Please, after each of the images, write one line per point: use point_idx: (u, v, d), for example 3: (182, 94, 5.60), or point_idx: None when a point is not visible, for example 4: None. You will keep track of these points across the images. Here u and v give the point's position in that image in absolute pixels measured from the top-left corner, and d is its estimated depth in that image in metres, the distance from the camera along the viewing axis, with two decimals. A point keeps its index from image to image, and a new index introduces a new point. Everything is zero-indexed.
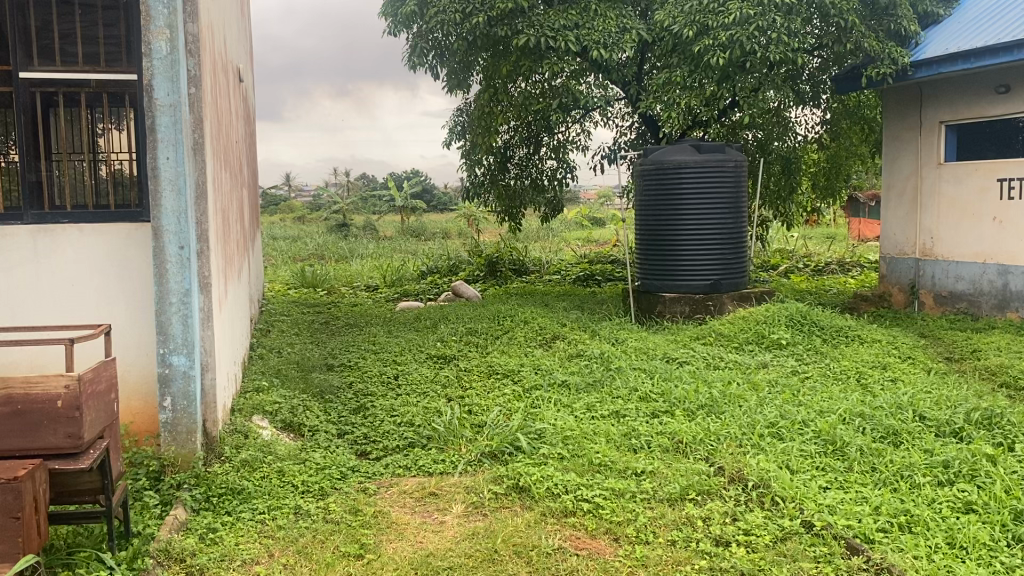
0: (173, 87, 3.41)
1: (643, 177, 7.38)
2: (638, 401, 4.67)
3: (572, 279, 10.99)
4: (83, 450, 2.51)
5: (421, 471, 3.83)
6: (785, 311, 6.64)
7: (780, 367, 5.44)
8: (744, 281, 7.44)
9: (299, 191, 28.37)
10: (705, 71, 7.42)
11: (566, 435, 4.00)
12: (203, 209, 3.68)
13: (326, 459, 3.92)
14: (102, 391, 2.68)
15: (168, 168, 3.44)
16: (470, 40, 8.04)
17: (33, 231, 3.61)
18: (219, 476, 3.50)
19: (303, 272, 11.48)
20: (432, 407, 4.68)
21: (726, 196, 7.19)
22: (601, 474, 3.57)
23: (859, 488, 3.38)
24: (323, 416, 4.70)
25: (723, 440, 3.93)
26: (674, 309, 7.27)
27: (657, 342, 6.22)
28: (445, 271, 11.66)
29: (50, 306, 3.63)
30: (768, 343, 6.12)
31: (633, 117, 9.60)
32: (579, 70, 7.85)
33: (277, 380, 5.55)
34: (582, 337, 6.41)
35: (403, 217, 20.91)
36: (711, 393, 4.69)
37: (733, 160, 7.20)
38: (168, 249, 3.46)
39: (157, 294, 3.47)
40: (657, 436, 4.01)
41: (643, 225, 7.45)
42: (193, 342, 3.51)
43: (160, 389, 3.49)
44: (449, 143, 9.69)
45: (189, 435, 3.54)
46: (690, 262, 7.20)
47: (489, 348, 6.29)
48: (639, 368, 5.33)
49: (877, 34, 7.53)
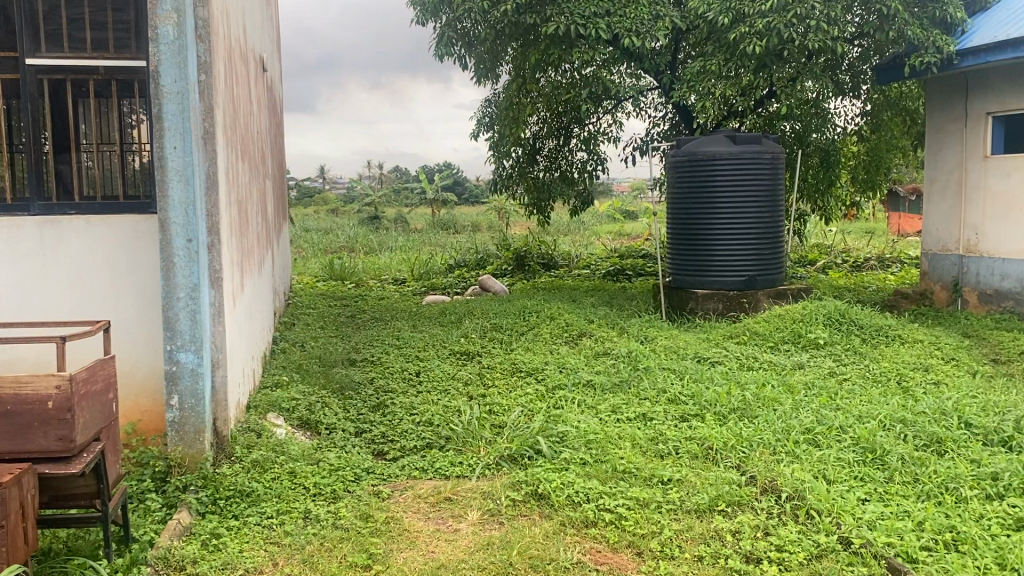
0: (180, 73, 3.28)
1: (674, 169, 7.16)
2: (667, 403, 4.48)
3: (602, 274, 10.79)
4: (76, 454, 2.39)
5: (438, 474, 3.68)
6: (822, 309, 6.39)
7: (817, 369, 5.22)
8: (780, 278, 7.19)
9: (333, 183, 28.47)
10: (741, 59, 7.20)
11: (590, 439, 3.83)
12: (213, 200, 3.55)
13: (340, 459, 3.78)
14: (99, 392, 2.57)
15: (176, 157, 3.32)
16: (499, 29, 7.87)
17: (39, 222, 3.51)
18: (227, 477, 3.38)
19: (331, 265, 11.41)
20: (452, 406, 4.53)
21: (762, 189, 6.94)
22: (625, 481, 3.39)
23: (900, 502, 3.15)
24: (341, 413, 4.57)
25: (755, 447, 3.73)
26: (707, 306, 7.06)
27: (688, 341, 6.01)
28: (473, 265, 11.52)
29: (57, 300, 3.54)
30: (804, 343, 5.89)
31: (666, 107, 9.38)
32: (610, 58, 7.65)
33: (297, 375, 5.44)
34: (610, 335, 6.23)
35: (434, 209, 20.81)
36: (743, 396, 4.48)
37: (770, 152, 6.96)
38: (175, 241, 3.33)
39: (164, 288, 3.35)
40: (686, 442, 3.82)
41: (675, 219, 7.24)
42: (202, 339, 3.38)
43: (168, 386, 3.37)
44: (477, 135, 9.53)
45: (198, 435, 3.41)
46: (724, 257, 6.97)
47: (514, 344, 6.14)
48: (668, 369, 5.14)
49: (922, 22, 7.23)
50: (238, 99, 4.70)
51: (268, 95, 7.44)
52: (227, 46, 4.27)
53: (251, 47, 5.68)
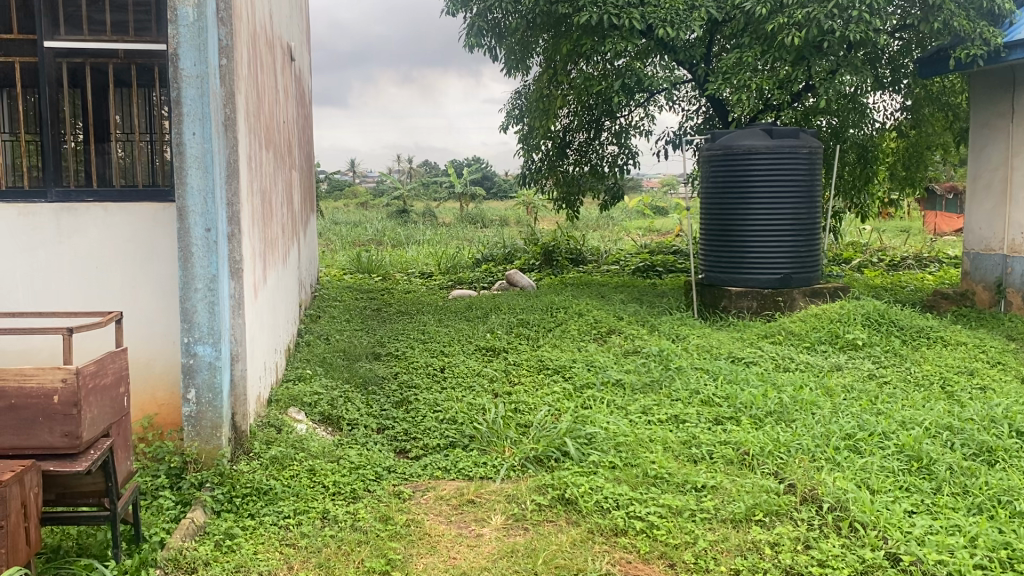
0: (200, 57, 3.18)
1: (709, 163, 6.96)
2: (700, 405, 4.31)
3: (631, 270, 10.62)
4: (83, 451, 2.29)
5: (461, 475, 3.55)
6: (860, 309, 6.18)
7: (856, 371, 5.03)
8: (816, 276, 6.99)
9: (363, 177, 28.50)
10: (779, 51, 7.01)
11: (619, 441, 3.68)
12: (234, 189, 3.44)
13: (361, 457, 3.66)
14: (109, 385, 2.47)
15: (195, 143, 3.20)
16: (531, 19, 7.80)
17: (56, 209, 3.41)
18: (244, 475, 3.27)
19: (358, 257, 11.35)
20: (477, 403, 4.40)
21: (799, 184, 6.73)
22: (657, 488, 3.23)
23: (950, 515, 2.97)
24: (364, 409, 4.45)
25: (793, 453, 3.56)
26: (740, 304, 6.88)
27: (721, 339, 5.84)
28: (501, 259, 11.39)
29: (74, 290, 3.45)
30: (842, 344, 5.68)
31: (700, 100, 9.18)
32: (643, 51, 7.46)
33: (320, 369, 5.34)
34: (639, 332, 6.07)
35: (463, 203, 20.71)
36: (779, 399, 4.31)
37: (807, 147, 6.74)
38: (194, 231, 3.23)
39: (181, 278, 3.24)
40: (720, 447, 3.65)
41: (708, 214, 7.05)
42: (220, 332, 3.28)
43: (185, 380, 3.27)
44: (506, 128, 9.38)
45: (214, 430, 3.31)
46: (758, 255, 6.78)
47: (541, 341, 6.00)
48: (701, 369, 4.96)
49: (968, 13, 6.96)
50: (262, 87, 4.60)
51: (296, 84, 7.36)
52: (251, 31, 4.17)
53: (277, 35, 5.59)
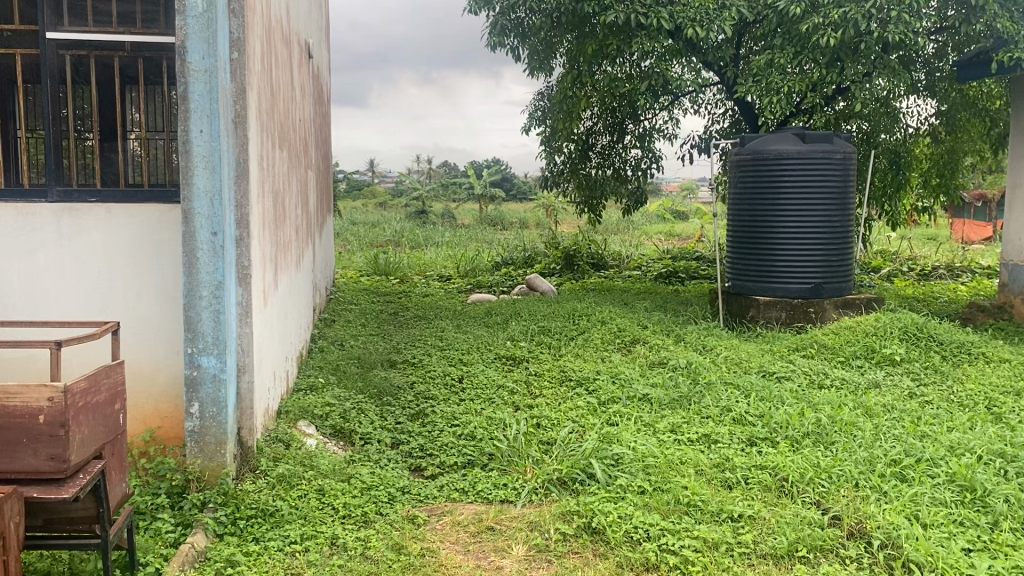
0: (209, 50, 2.99)
1: (738, 168, 6.72)
2: (732, 424, 4.08)
3: (653, 276, 10.37)
4: (70, 477, 2.10)
5: (479, 498, 3.33)
6: (896, 322, 5.91)
7: (895, 390, 4.77)
8: (848, 286, 6.72)
9: (383, 177, 28.39)
10: (813, 52, 6.76)
11: (648, 463, 3.46)
12: (243, 191, 3.25)
13: (374, 476, 3.46)
14: (101, 403, 2.28)
15: (202, 142, 3.02)
16: (557, 18, 7.58)
17: (57, 210, 3.23)
18: (250, 495, 3.08)
19: (375, 259, 11.17)
20: (496, 418, 4.18)
21: (832, 191, 6.47)
22: (690, 517, 3.01)
23: (1011, 554, 2.72)
24: (378, 422, 4.26)
25: (835, 480, 3.32)
26: (769, 315, 6.61)
27: (751, 352, 5.59)
28: (521, 263, 11.18)
29: (74, 294, 3.27)
30: (879, 359, 5.42)
31: (728, 103, 8.94)
32: (672, 51, 7.17)
33: (333, 377, 5.14)
34: (665, 343, 5.85)
35: (482, 205, 20.52)
36: (817, 419, 4.05)
37: (842, 152, 6.48)
38: (200, 234, 3.04)
39: (185, 285, 3.05)
40: (756, 471, 3.43)
41: (737, 220, 6.81)
42: (226, 342, 3.09)
43: (187, 393, 3.08)
44: (528, 129, 9.18)
45: (219, 446, 3.12)
46: (789, 264, 6.53)
47: (563, 350, 5.78)
48: (731, 385, 4.72)
49: (1013, 14, 6.67)
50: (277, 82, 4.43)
51: (314, 82, 7.18)
52: (266, 26, 3.99)
53: (295, 31, 5.43)
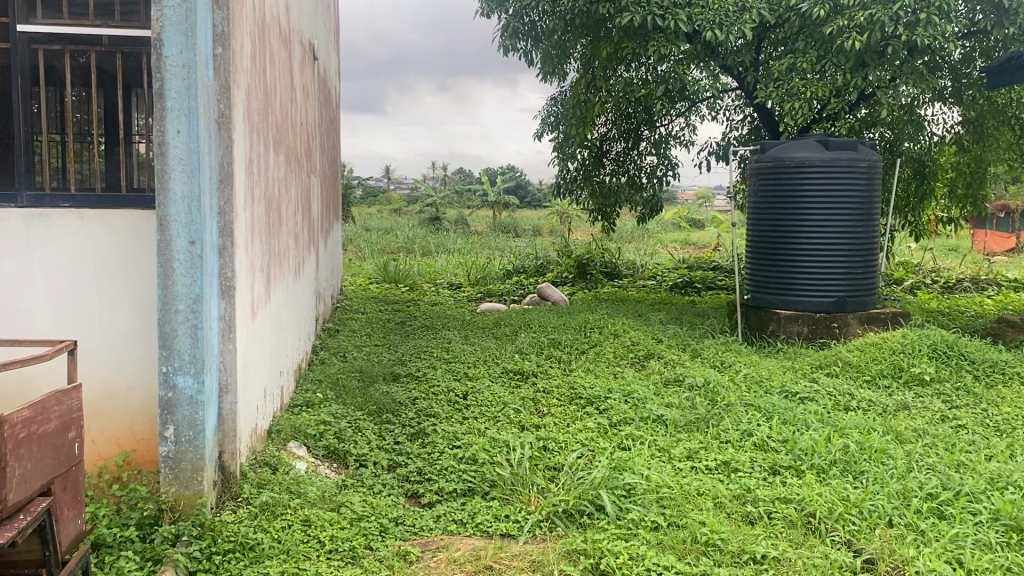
0: (187, 43, 2.75)
1: (758, 176, 6.45)
2: (753, 450, 3.80)
3: (669, 286, 10.10)
4: (9, 518, 1.86)
5: (478, 531, 3.07)
6: (925, 339, 5.62)
7: (927, 413, 4.49)
8: (873, 300, 6.43)
9: (398, 182, 28.27)
10: (837, 56, 6.47)
11: (662, 496, 3.20)
12: (227, 197, 3.02)
13: (366, 505, 3.20)
14: (49, 433, 2.04)
15: (180, 143, 2.78)
16: (570, 19, 7.34)
17: (26, 216, 3.03)
18: (229, 527, 2.83)
19: (385, 266, 10.93)
20: (500, 439, 3.92)
21: (856, 200, 6.18)
22: (709, 558, 2.74)
23: None
24: (376, 442, 4.01)
25: (867, 516, 3.04)
26: (790, 329, 6.33)
27: (771, 369, 5.31)
28: (533, 271, 10.94)
29: (46, 307, 3.06)
30: (907, 379, 5.13)
31: (747, 109, 8.70)
32: (690, 55, 6.91)
33: (332, 392, 4.90)
34: (680, 358, 5.58)
35: (496, 212, 20.31)
36: (845, 446, 3.77)
37: (866, 160, 6.19)
38: (176, 243, 2.80)
39: (161, 298, 2.82)
40: (780, 505, 3.15)
41: (756, 230, 6.53)
42: (204, 360, 2.85)
43: (162, 415, 2.84)
44: (541, 136, 8.94)
45: (195, 474, 2.87)
46: (811, 276, 6.24)
47: (574, 364, 5.53)
48: (752, 406, 4.43)
49: None
50: (273, 82, 4.19)
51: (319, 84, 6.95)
52: (260, 21, 3.77)
53: (297, 31, 5.23)
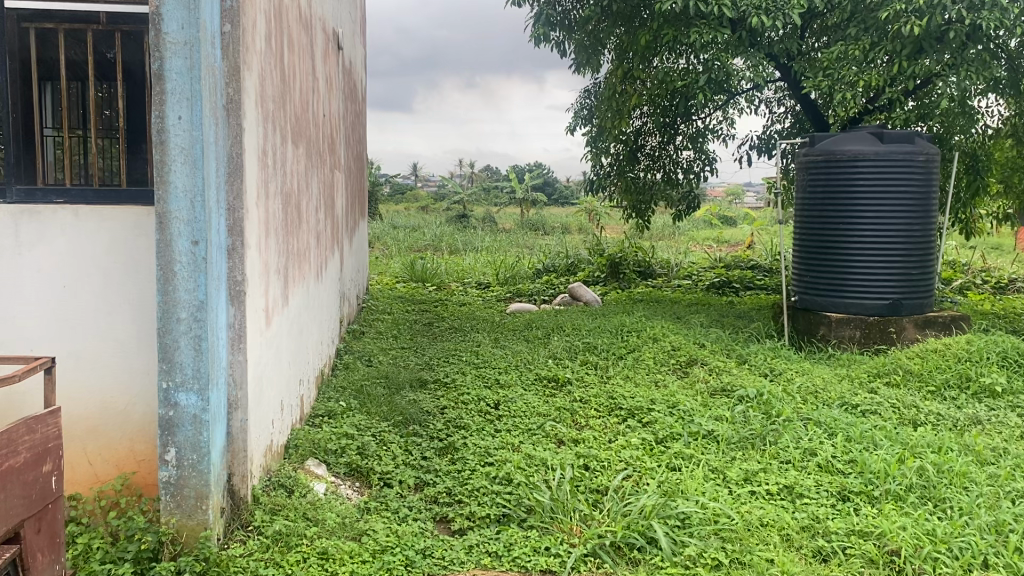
0: (189, 17, 2.44)
1: (807, 171, 6.05)
2: (818, 473, 3.43)
3: (705, 286, 9.71)
4: None
5: (516, 566, 2.72)
6: (993, 346, 5.20)
7: (1004, 430, 4.08)
8: (930, 303, 6.01)
9: (425, 181, 27.99)
10: (893, 42, 6.02)
11: (720, 528, 2.85)
12: (236, 191, 2.71)
13: (390, 535, 2.87)
14: (18, 467, 1.75)
15: (180, 130, 2.47)
16: (605, 7, 7.03)
17: (15, 212, 2.75)
18: (236, 562, 2.52)
19: (412, 265, 10.61)
20: (538, 456, 3.57)
21: (914, 196, 5.76)
22: None
23: None
24: (402, 458, 3.69)
25: (959, 555, 2.67)
26: (842, 333, 5.93)
27: (826, 378, 4.92)
28: (563, 271, 10.58)
29: (38, 314, 2.78)
30: (976, 390, 4.73)
31: (791, 99, 8.27)
32: (734, 43, 6.45)
33: (356, 401, 4.59)
34: (727, 365, 5.20)
35: (523, 210, 19.95)
36: (920, 467, 3.38)
37: (924, 153, 5.77)
38: (177, 243, 2.49)
39: (160, 305, 2.51)
40: (856, 541, 2.78)
41: (804, 228, 6.13)
42: (209, 375, 2.54)
43: (162, 436, 2.53)
44: (574, 129, 8.58)
45: (199, 502, 2.56)
46: (864, 276, 5.83)
47: (611, 371, 5.18)
48: (811, 421, 4.06)
49: None
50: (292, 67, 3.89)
51: (344, 76, 6.64)
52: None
53: (319, 16, 4.91)
